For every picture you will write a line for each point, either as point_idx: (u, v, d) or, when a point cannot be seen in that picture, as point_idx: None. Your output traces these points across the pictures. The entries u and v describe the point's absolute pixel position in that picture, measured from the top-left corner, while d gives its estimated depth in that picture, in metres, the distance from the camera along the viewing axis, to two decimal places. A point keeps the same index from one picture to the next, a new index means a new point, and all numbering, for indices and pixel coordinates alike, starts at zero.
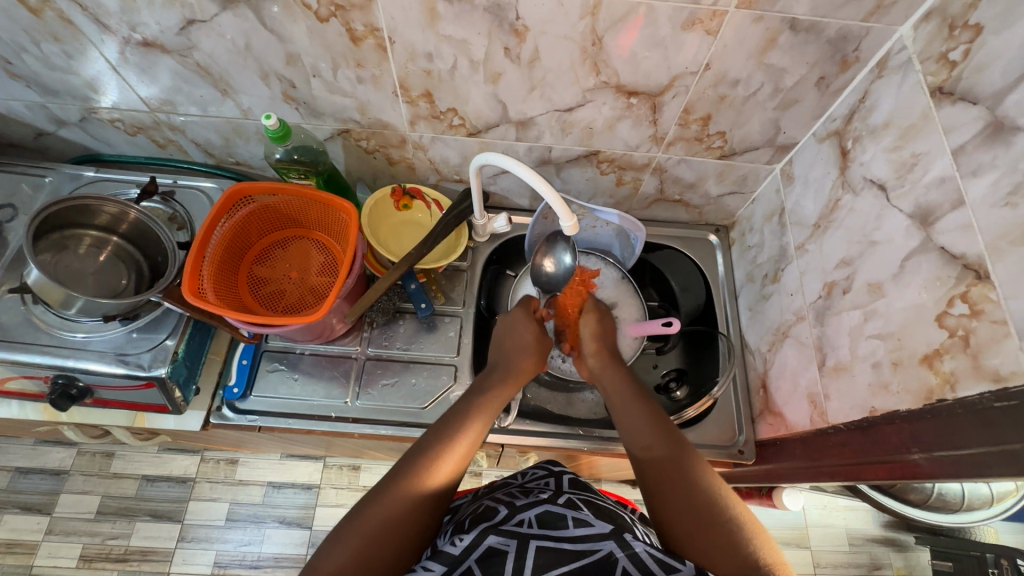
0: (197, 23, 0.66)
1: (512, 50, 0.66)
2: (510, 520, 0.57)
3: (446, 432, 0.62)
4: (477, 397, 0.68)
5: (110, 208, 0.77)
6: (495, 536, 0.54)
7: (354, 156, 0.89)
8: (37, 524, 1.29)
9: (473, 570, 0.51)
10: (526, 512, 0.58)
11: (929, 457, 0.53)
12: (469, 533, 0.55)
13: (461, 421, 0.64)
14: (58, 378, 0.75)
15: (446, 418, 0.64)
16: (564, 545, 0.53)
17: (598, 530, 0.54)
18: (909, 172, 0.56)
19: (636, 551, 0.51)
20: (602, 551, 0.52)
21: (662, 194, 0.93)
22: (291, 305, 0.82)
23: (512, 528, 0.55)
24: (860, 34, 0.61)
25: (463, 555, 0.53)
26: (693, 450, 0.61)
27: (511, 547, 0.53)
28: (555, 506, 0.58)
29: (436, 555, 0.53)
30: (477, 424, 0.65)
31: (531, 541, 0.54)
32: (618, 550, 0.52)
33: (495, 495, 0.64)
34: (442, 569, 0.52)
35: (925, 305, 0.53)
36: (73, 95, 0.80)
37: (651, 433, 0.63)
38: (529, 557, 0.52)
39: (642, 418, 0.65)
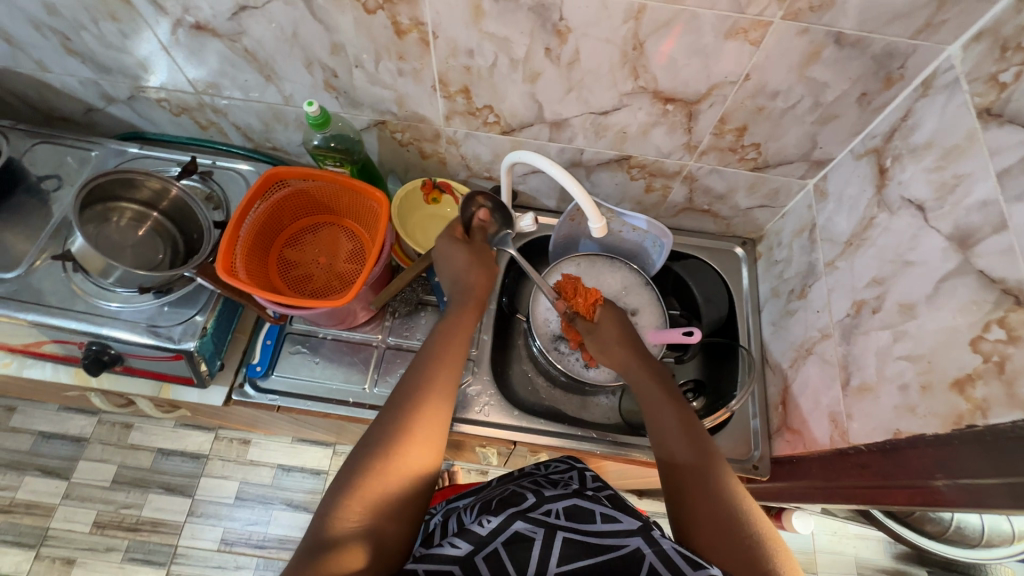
0: (249, 9, 0.68)
1: (553, 51, 0.67)
2: (538, 508, 0.56)
3: (422, 392, 0.63)
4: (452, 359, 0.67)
5: (153, 182, 0.79)
6: (523, 522, 0.54)
7: (388, 147, 0.91)
8: (55, 487, 1.34)
9: (501, 553, 0.52)
10: (554, 503, 0.57)
11: (953, 484, 0.52)
12: (497, 516, 0.55)
13: (437, 380, 0.65)
14: (91, 344, 0.77)
15: (422, 376, 0.65)
16: (590, 539, 0.53)
17: (626, 526, 0.54)
18: (949, 193, 0.56)
19: (663, 548, 0.52)
20: (629, 547, 0.52)
21: (690, 203, 0.93)
22: (318, 289, 0.84)
23: (540, 516, 0.55)
24: (907, 52, 0.60)
25: (489, 537, 0.53)
26: (721, 458, 0.62)
27: (538, 535, 0.53)
28: (583, 500, 0.57)
29: (462, 533, 0.54)
30: (447, 377, 0.66)
31: (557, 532, 0.54)
32: (645, 546, 0.52)
33: (519, 481, 0.65)
34: (468, 547, 0.52)
35: (959, 328, 0.52)
36: (124, 73, 0.83)
37: (678, 438, 0.64)
38: (556, 547, 0.52)
39: (675, 422, 0.66)
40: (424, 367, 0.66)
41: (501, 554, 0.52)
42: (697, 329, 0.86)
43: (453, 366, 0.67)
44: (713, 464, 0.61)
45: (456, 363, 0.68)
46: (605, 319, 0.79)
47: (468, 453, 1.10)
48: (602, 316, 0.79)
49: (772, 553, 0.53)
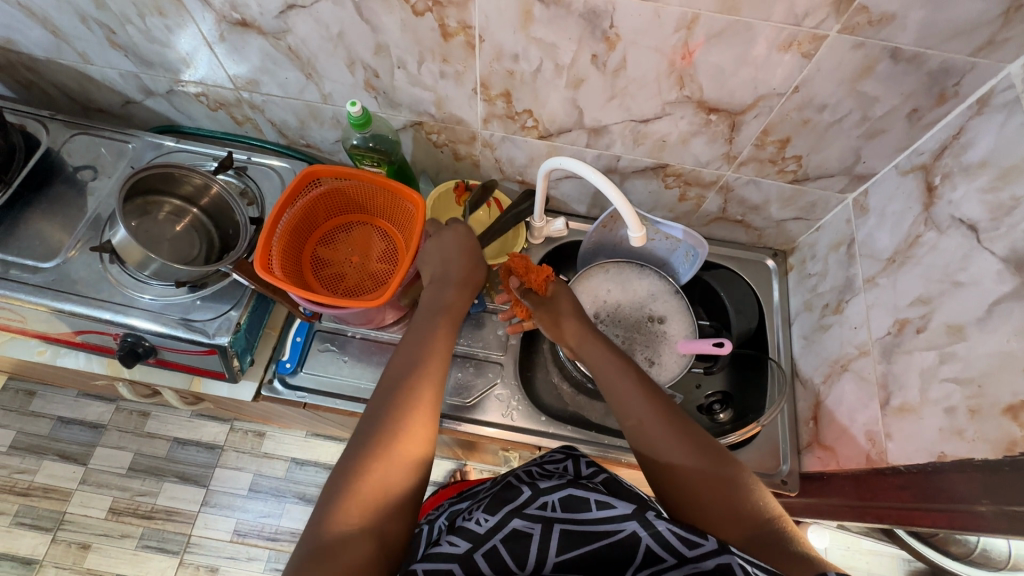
0: (297, 7, 0.68)
1: (599, 58, 0.66)
2: (534, 503, 0.55)
3: (411, 382, 0.64)
4: (432, 350, 0.68)
5: (197, 179, 0.80)
6: (520, 519, 0.54)
7: (422, 148, 0.91)
8: (73, 472, 1.35)
9: (500, 550, 0.52)
10: (550, 494, 0.56)
11: (998, 511, 0.52)
12: (494, 514, 0.55)
13: (422, 371, 0.66)
14: (126, 336, 0.78)
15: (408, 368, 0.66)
16: (588, 529, 0.52)
17: (621, 510, 0.53)
18: (1005, 215, 0.55)
19: (658, 530, 0.51)
20: (625, 532, 0.51)
21: (724, 213, 0.92)
22: (349, 288, 0.84)
23: (536, 511, 0.54)
24: (964, 69, 0.59)
25: (487, 535, 0.53)
26: (692, 422, 0.63)
27: (535, 530, 0.53)
28: (578, 488, 0.56)
29: (459, 531, 0.54)
30: (437, 363, 0.67)
31: (554, 525, 0.53)
32: (641, 530, 0.51)
33: (514, 470, 0.64)
34: (466, 545, 0.53)
35: (1014, 353, 0.51)
36: (165, 67, 0.84)
37: (641, 405, 0.64)
38: (554, 541, 0.52)
39: (631, 388, 0.66)
40: (406, 357, 0.68)
41: (501, 551, 0.52)
42: (728, 341, 0.85)
43: (440, 353, 0.68)
44: (683, 430, 0.62)
45: (443, 348, 0.69)
46: (561, 296, 0.80)
47: (486, 455, 1.10)
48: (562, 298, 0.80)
49: (752, 500, 0.57)
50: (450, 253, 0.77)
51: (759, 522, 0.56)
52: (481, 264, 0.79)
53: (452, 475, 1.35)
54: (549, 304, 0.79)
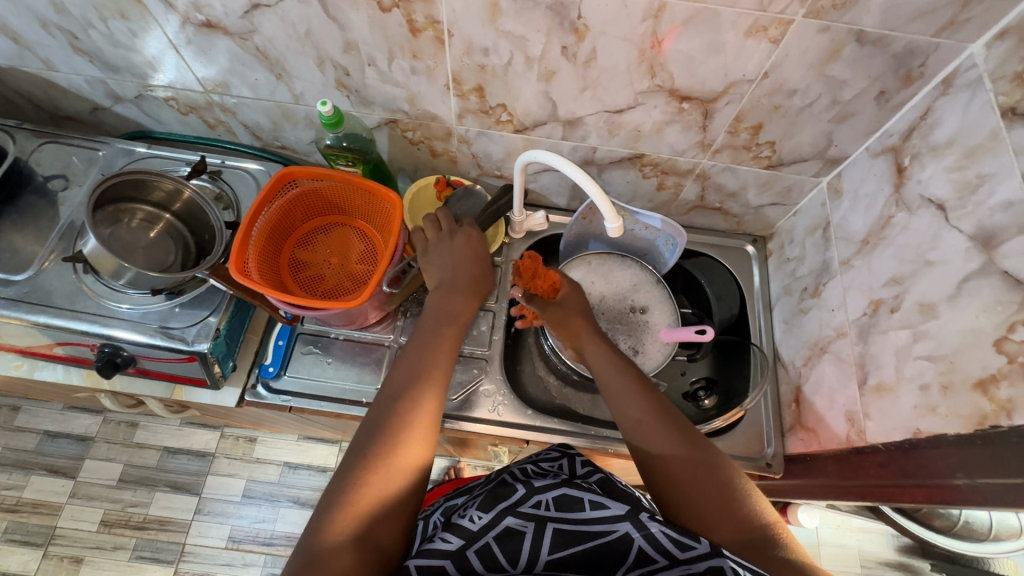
0: (262, 7, 0.67)
1: (569, 49, 0.66)
2: (528, 501, 0.55)
3: (412, 393, 0.64)
4: (434, 362, 0.68)
5: (167, 184, 0.78)
6: (513, 518, 0.54)
7: (398, 145, 0.90)
8: (62, 486, 1.33)
9: (493, 547, 0.52)
10: (543, 493, 0.56)
11: (972, 484, 0.53)
12: (488, 512, 0.55)
13: (423, 383, 0.65)
14: (104, 347, 0.77)
15: (409, 380, 0.66)
16: (582, 529, 0.53)
17: (614, 511, 0.53)
18: (972, 193, 0.55)
19: (652, 532, 0.51)
20: (618, 532, 0.52)
21: (702, 201, 0.92)
22: (329, 290, 0.83)
23: (529, 509, 0.54)
24: (929, 49, 0.59)
25: (481, 532, 0.53)
26: (691, 426, 0.64)
27: (528, 529, 0.53)
28: (572, 488, 0.56)
29: (453, 527, 0.54)
30: (441, 374, 0.67)
31: (548, 524, 0.53)
32: (634, 531, 0.51)
33: (509, 469, 0.64)
34: (460, 542, 0.53)
35: (983, 329, 0.52)
36: (132, 72, 0.82)
37: (640, 405, 0.65)
38: (546, 540, 0.52)
39: (633, 390, 0.67)
40: (408, 366, 0.68)
41: (493, 549, 0.52)
42: (710, 328, 0.86)
43: (442, 364, 0.68)
44: (681, 433, 0.63)
45: (447, 359, 0.69)
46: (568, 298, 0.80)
47: (477, 451, 1.11)
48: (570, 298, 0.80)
49: (748, 505, 0.58)
50: (456, 261, 0.77)
51: (754, 527, 0.56)
52: (490, 270, 0.80)
53: (446, 472, 1.35)
54: (557, 305, 0.80)
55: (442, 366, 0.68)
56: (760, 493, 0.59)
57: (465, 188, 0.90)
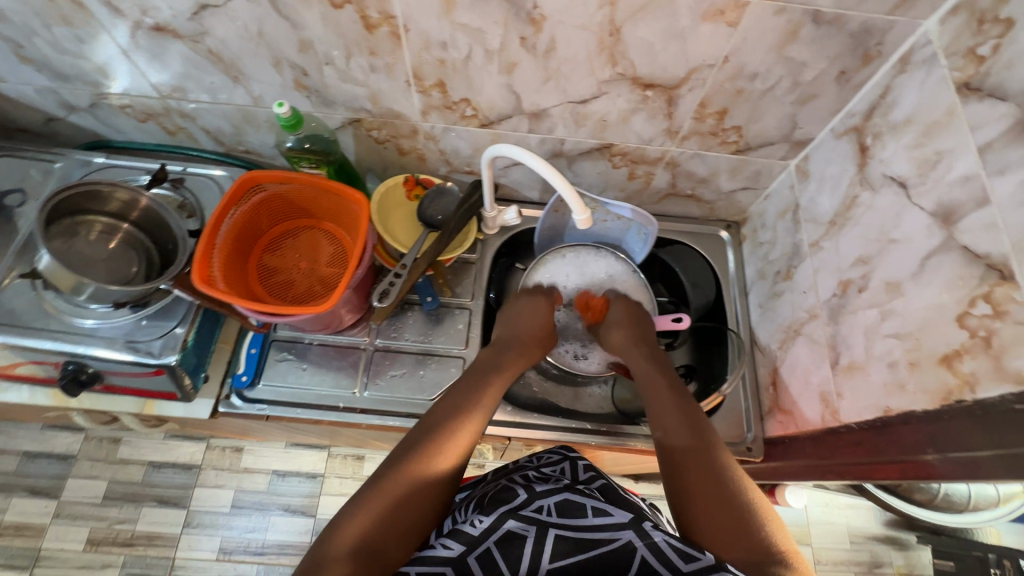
0: (210, 8, 0.65)
1: (528, 40, 0.65)
2: (530, 505, 0.57)
3: (450, 418, 0.66)
4: (477, 393, 0.71)
5: (121, 194, 0.76)
6: (515, 521, 0.55)
7: (365, 146, 0.89)
8: (45, 507, 1.31)
9: (493, 552, 0.53)
10: (545, 498, 0.58)
11: (943, 458, 0.53)
12: (488, 515, 0.56)
13: (462, 410, 0.68)
14: (68, 364, 0.75)
15: (449, 406, 0.68)
16: (583, 535, 0.55)
17: (617, 519, 0.56)
18: (931, 169, 0.55)
19: (654, 540, 0.54)
20: (620, 540, 0.54)
21: (674, 188, 0.92)
22: (300, 295, 0.82)
23: (531, 513, 0.56)
24: (884, 28, 0.59)
25: (481, 537, 0.54)
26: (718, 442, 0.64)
27: (530, 533, 0.55)
28: (573, 494, 0.59)
29: (454, 533, 0.55)
30: (477, 413, 0.69)
31: (549, 529, 0.55)
32: (636, 540, 0.54)
33: (511, 475, 0.66)
34: (461, 548, 0.54)
35: (945, 305, 0.52)
36: (83, 80, 0.79)
37: (674, 419, 0.67)
38: (547, 544, 0.54)
39: (665, 405, 0.69)
40: (449, 400, 0.70)
41: (494, 554, 0.53)
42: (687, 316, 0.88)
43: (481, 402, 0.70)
44: (705, 446, 0.63)
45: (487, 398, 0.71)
46: (616, 319, 0.85)
47: None
48: (617, 314, 0.85)
49: (764, 525, 0.55)
50: (524, 321, 0.83)
51: (767, 550, 0.53)
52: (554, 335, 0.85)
53: None
54: (609, 326, 0.85)
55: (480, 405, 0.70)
56: (783, 522, 0.56)
57: (437, 188, 0.89)
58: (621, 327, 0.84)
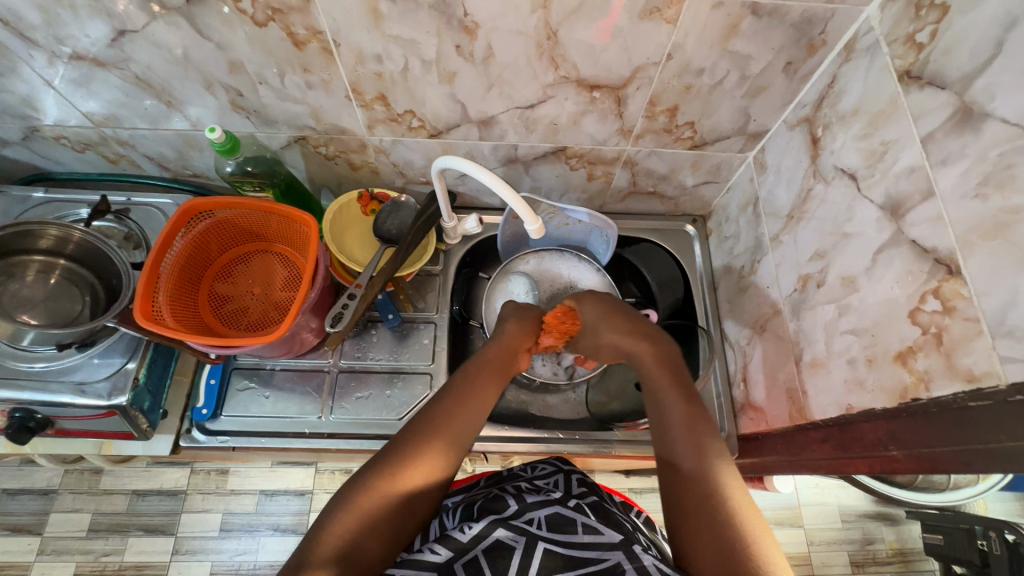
0: (128, 33, 0.62)
1: (464, 48, 0.63)
2: (521, 517, 0.60)
3: (438, 426, 0.63)
4: (471, 397, 0.67)
5: (53, 230, 0.73)
6: (505, 530, 0.58)
7: (315, 163, 0.86)
8: (28, 545, 1.28)
9: (480, 560, 0.54)
10: (536, 511, 0.61)
11: (906, 454, 0.51)
12: (479, 523, 0.58)
13: (453, 417, 0.64)
14: (14, 411, 0.72)
15: (442, 412, 0.64)
16: (573, 551, 0.56)
17: (608, 539, 0.58)
18: (878, 160, 0.54)
19: (643, 563, 0.54)
20: (609, 561, 0.55)
21: (635, 186, 0.90)
22: (254, 323, 0.80)
23: (522, 525, 0.59)
24: (826, 16, 0.58)
25: (470, 545, 0.56)
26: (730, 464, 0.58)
27: (519, 543, 0.57)
28: (565, 509, 0.61)
29: (443, 539, 0.56)
30: (468, 416, 0.65)
31: (539, 541, 0.57)
32: (625, 561, 0.54)
33: (504, 486, 0.70)
34: (449, 553, 0.55)
35: (898, 300, 0.51)
36: (11, 113, 0.76)
37: (683, 432, 0.61)
38: (536, 556, 0.56)
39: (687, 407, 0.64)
40: (438, 402, 0.66)
41: (480, 562, 0.54)
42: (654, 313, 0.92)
43: (476, 403, 0.67)
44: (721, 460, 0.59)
45: (481, 399, 0.67)
46: (593, 317, 0.79)
47: None
48: (587, 314, 0.80)
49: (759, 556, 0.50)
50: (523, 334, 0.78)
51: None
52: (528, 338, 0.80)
53: None
54: (593, 326, 0.79)
55: (471, 407, 0.66)
56: (782, 553, 0.51)
57: (392, 201, 0.87)
58: (607, 325, 0.78)
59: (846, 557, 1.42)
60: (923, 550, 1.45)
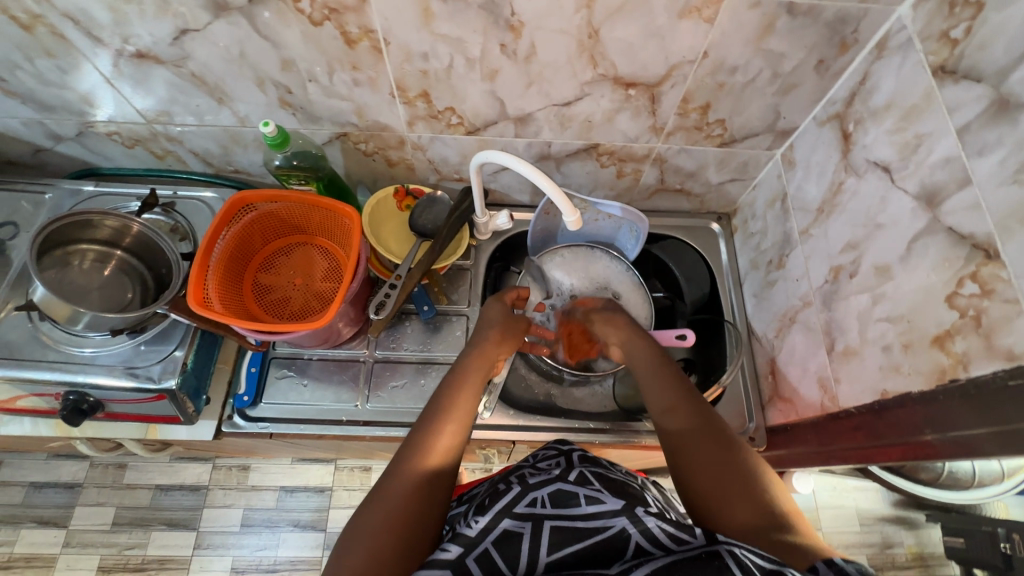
0: (190, 32, 0.65)
1: (508, 46, 0.66)
2: (523, 500, 0.59)
3: (429, 428, 0.63)
4: (450, 393, 0.68)
5: (110, 221, 0.76)
6: (510, 519, 0.56)
7: (353, 159, 0.89)
8: (54, 537, 1.30)
9: (491, 552, 0.53)
10: (538, 492, 0.60)
11: (942, 438, 0.52)
12: (485, 516, 0.57)
13: (441, 418, 0.65)
14: (68, 394, 0.75)
15: (430, 412, 0.66)
16: (578, 524, 0.56)
17: (610, 507, 0.57)
18: (913, 153, 0.56)
19: (647, 526, 0.54)
20: (615, 528, 0.55)
21: (663, 184, 0.92)
22: (296, 311, 0.82)
23: (525, 510, 0.57)
24: (859, 15, 0.60)
25: (479, 538, 0.55)
26: (715, 412, 0.63)
27: (526, 529, 0.55)
28: (566, 484, 0.60)
29: (452, 537, 0.55)
30: (465, 409, 0.66)
31: (544, 522, 0.56)
32: (630, 526, 0.54)
33: (508, 475, 0.68)
34: (459, 550, 0.53)
35: (934, 286, 0.53)
36: (69, 110, 0.80)
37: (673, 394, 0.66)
38: (544, 537, 0.55)
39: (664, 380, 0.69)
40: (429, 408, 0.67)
41: (492, 554, 0.54)
42: (693, 334, 0.83)
43: (466, 396, 0.68)
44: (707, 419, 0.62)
45: (468, 393, 0.68)
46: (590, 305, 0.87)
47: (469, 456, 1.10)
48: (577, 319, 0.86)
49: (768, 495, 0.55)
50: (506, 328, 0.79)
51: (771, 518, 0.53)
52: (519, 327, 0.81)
53: None
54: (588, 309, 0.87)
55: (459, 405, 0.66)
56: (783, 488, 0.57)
57: (428, 197, 0.90)
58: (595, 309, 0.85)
59: (865, 561, 1.42)
60: (944, 555, 1.44)
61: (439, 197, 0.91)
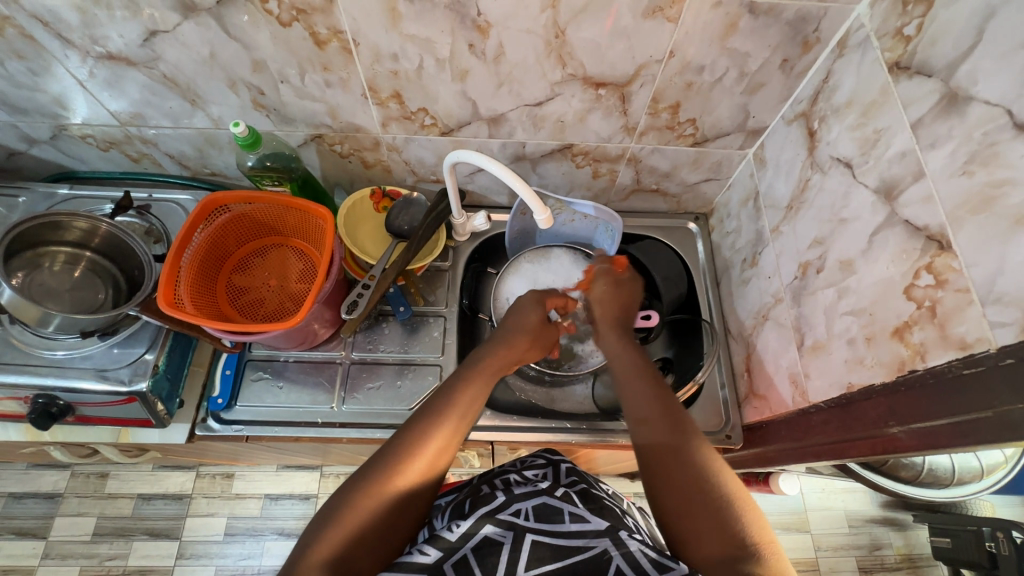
0: (160, 33, 0.65)
1: (476, 47, 0.66)
2: (508, 508, 0.58)
3: (428, 419, 0.61)
4: (453, 394, 0.64)
5: (80, 223, 0.76)
6: (493, 526, 0.56)
7: (330, 160, 0.89)
8: (32, 549, 1.28)
9: (470, 559, 0.53)
10: (523, 502, 0.59)
11: (907, 431, 0.52)
12: (467, 520, 0.57)
13: (440, 413, 0.62)
14: (37, 398, 0.74)
15: (430, 404, 0.63)
16: (560, 541, 0.55)
17: (594, 527, 0.57)
18: (872, 148, 0.57)
19: (630, 550, 0.54)
20: (597, 549, 0.54)
21: (639, 184, 0.93)
22: (270, 313, 0.82)
23: (508, 518, 0.57)
24: (819, 14, 0.61)
25: (459, 543, 0.54)
26: (689, 422, 0.60)
27: (507, 539, 0.55)
28: (552, 499, 0.60)
29: (432, 539, 0.54)
30: (466, 406, 0.64)
31: (526, 534, 0.56)
32: (612, 548, 0.54)
33: (493, 478, 0.67)
34: (438, 553, 0.53)
35: (893, 278, 0.53)
36: (42, 112, 0.79)
37: (650, 407, 0.63)
38: (524, 550, 0.54)
39: (643, 388, 0.65)
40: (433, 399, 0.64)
41: (470, 560, 0.53)
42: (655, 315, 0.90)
43: (470, 396, 0.65)
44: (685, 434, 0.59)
45: (469, 398, 0.65)
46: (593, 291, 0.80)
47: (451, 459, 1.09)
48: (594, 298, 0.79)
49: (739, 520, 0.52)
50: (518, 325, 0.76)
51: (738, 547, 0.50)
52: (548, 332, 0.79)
53: None
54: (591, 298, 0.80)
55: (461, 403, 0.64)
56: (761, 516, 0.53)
57: (404, 198, 0.90)
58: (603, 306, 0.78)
59: (854, 563, 1.42)
60: (931, 556, 1.44)
61: (417, 198, 0.90)
